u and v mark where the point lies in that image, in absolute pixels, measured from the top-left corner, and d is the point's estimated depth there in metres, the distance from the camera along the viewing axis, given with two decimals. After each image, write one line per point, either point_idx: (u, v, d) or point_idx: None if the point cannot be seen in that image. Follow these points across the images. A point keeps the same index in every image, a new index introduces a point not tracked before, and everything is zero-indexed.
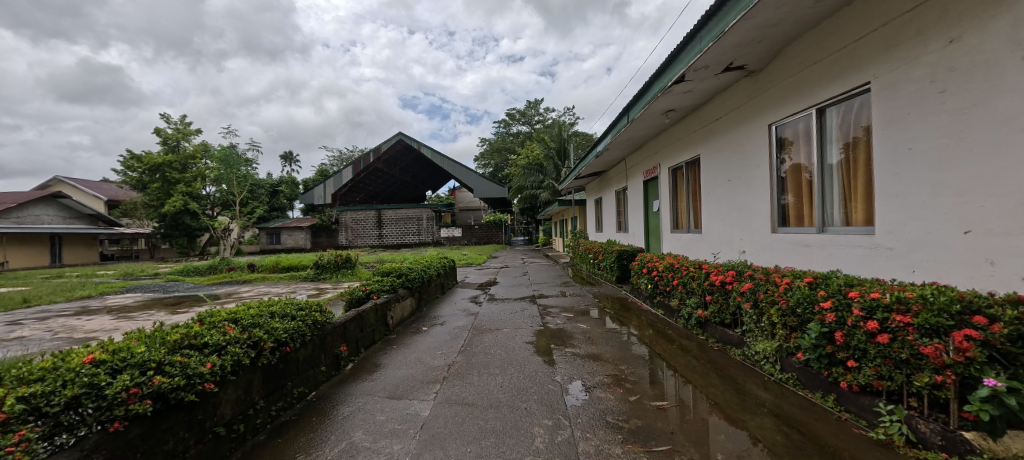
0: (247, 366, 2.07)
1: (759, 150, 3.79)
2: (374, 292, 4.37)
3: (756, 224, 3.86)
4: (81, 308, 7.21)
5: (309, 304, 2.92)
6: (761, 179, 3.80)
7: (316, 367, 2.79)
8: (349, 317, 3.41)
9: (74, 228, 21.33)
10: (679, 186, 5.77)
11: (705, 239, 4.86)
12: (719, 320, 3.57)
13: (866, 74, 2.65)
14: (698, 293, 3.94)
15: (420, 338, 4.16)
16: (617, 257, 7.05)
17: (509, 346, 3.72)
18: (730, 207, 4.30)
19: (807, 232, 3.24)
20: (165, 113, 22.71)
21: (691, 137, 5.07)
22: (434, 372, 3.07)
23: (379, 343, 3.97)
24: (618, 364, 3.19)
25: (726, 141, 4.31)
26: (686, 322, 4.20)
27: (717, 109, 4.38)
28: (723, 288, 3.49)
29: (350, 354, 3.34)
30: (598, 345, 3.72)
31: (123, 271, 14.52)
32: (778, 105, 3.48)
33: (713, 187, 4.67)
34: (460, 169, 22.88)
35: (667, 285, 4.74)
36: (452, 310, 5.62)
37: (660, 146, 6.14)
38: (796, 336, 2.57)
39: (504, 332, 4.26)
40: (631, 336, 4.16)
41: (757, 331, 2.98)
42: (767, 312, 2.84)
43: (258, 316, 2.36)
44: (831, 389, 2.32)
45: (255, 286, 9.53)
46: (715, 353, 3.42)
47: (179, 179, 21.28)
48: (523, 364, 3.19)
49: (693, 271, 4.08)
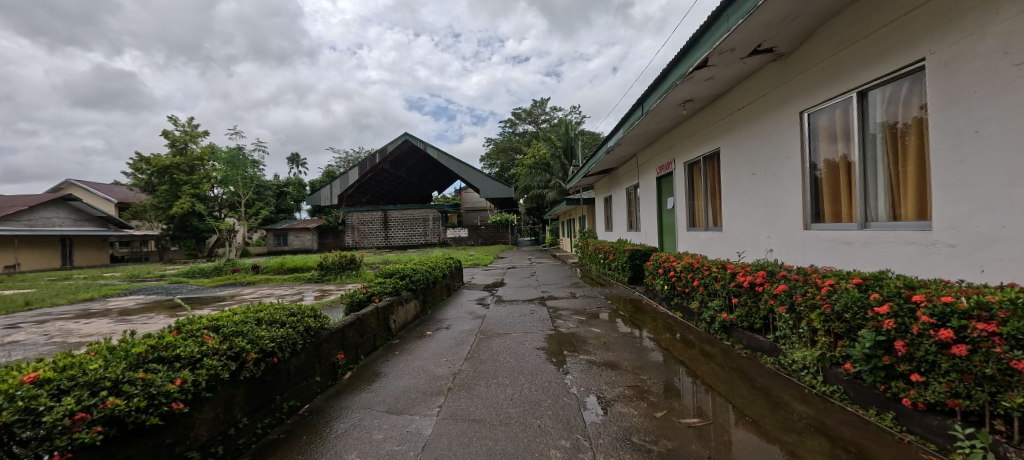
0: (226, 381, 1.84)
1: (790, 140, 3.50)
2: (375, 295, 4.15)
3: (786, 220, 3.56)
4: (81, 311, 7.09)
5: (303, 308, 2.69)
6: (792, 172, 3.50)
7: (310, 377, 2.56)
8: (348, 322, 3.19)
9: (84, 230, 21.54)
10: (697, 181, 5.48)
11: (726, 237, 4.57)
12: (747, 325, 3.27)
13: (920, 50, 2.36)
14: (722, 295, 3.65)
15: (424, 343, 3.92)
16: (629, 257, 6.78)
17: (519, 353, 3.46)
18: (755, 203, 4.01)
19: (847, 228, 2.94)
20: (173, 116, 22.87)
21: (711, 130, 4.78)
22: (438, 382, 2.83)
23: (381, 349, 3.74)
24: (637, 373, 2.91)
25: (751, 132, 4.01)
26: (708, 326, 3.91)
27: (740, 98, 4.09)
28: (751, 291, 3.20)
29: (347, 361, 3.11)
30: (614, 351, 3.45)
31: (130, 273, 14.56)
32: (812, 90, 3.19)
33: (736, 182, 4.37)
34: (466, 169, 22.69)
35: (686, 286, 4.45)
36: (457, 313, 5.39)
37: (676, 140, 5.85)
38: (843, 344, 2.28)
39: (513, 336, 4.01)
40: (648, 341, 3.89)
41: (795, 338, 2.69)
42: (807, 317, 2.56)
43: (242, 323, 2.14)
44: (889, 406, 2.03)
45: (258, 288, 9.40)
46: (742, 360, 3.13)
47: (187, 181, 21.36)
48: (534, 373, 2.94)
49: (715, 272, 3.79)
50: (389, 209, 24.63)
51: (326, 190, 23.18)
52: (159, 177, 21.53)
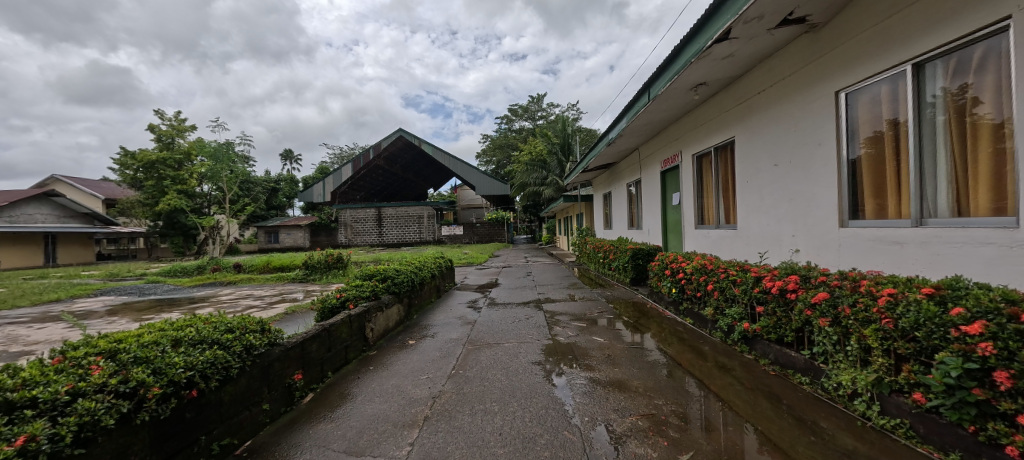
0: (113, 430, 1.37)
1: (822, 124, 3.05)
2: (350, 300, 3.68)
3: (817, 217, 3.12)
4: (40, 315, 6.55)
5: (246, 322, 2.21)
6: (825, 161, 3.05)
7: (255, 405, 2.10)
8: (310, 334, 2.71)
9: (68, 227, 20.84)
10: (706, 176, 5.04)
11: (742, 235, 4.14)
12: (775, 338, 2.82)
13: (1005, 6, 1.91)
14: (743, 302, 3.20)
15: (404, 355, 3.46)
16: (631, 256, 6.32)
17: (511, 369, 2.99)
18: (778, 198, 3.56)
19: (897, 225, 2.51)
20: (159, 110, 22.17)
21: (725, 117, 4.33)
22: (414, 408, 2.37)
23: (353, 363, 3.27)
24: (651, 396, 2.45)
25: (773, 118, 3.57)
26: (725, 335, 3.48)
27: (762, 79, 3.65)
28: (780, 298, 2.75)
29: (307, 381, 2.63)
30: (621, 367, 2.98)
31: (109, 272, 13.84)
32: (853, 65, 2.75)
33: (754, 173, 3.93)
34: (461, 165, 22.17)
35: (698, 290, 4.01)
36: (446, 318, 4.90)
37: (683, 131, 5.41)
38: (912, 369, 1.85)
39: (505, 347, 3.56)
40: (658, 352, 3.43)
41: (840, 356, 2.27)
42: (858, 333, 2.13)
43: (150, 346, 1.66)
44: (981, 452, 1.60)
45: (239, 289, 8.83)
46: (770, 378, 2.70)
47: (172, 177, 20.52)
48: (529, 396, 2.47)
49: (733, 275, 3.36)
50: (383, 206, 24.06)
51: (320, 186, 22.64)
52: (145, 172, 20.79)
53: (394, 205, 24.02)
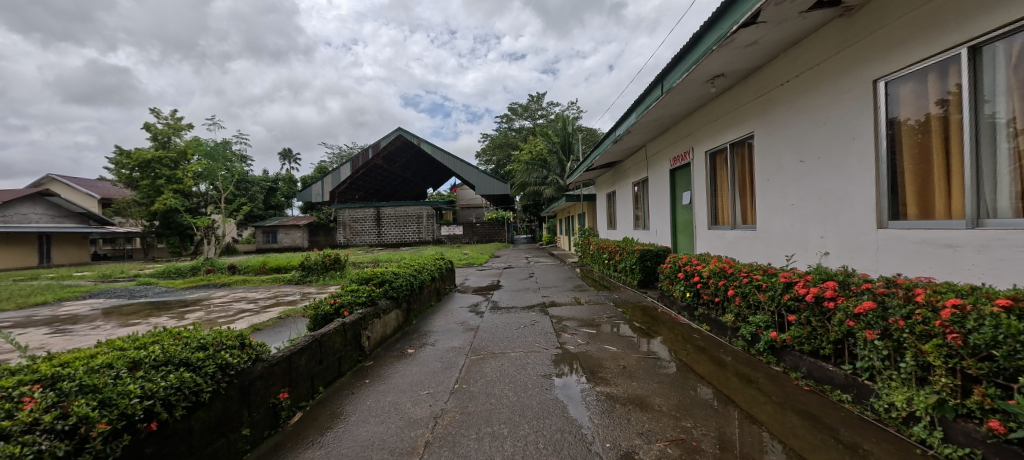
0: None
1: (857, 116, 2.80)
2: (344, 307, 3.43)
3: (850, 217, 2.88)
4: (23, 319, 6.27)
5: (224, 337, 1.96)
6: (859, 156, 2.80)
7: (233, 431, 1.85)
8: (298, 347, 2.47)
9: (62, 227, 20.53)
10: (720, 174, 4.81)
11: (763, 236, 3.89)
12: (808, 349, 2.58)
13: None
14: (769, 309, 2.96)
15: (403, 366, 3.21)
16: (639, 258, 6.08)
17: (519, 383, 2.74)
18: (804, 196, 3.32)
19: (949, 226, 2.27)
20: (155, 109, 21.85)
21: (744, 110, 4.10)
22: (414, 431, 2.12)
23: (348, 376, 3.02)
24: (677, 417, 2.21)
25: (799, 111, 3.33)
26: (748, 345, 3.23)
27: (787, 69, 3.41)
28: (816, 307, 2.50)
29: (295, 399, 2.37)
30: (639, 381, 2.74)
31: (103, 273, 13.52)
32: (894, 50, 2.51)
33: (776, 170, 3.69)
34: (461, 165, 21.90)
35: (717, 295, 3.77)
36: (446, 323, 4.65)
37: (694, 127, 5.16)
38: (988, 393, 1.62)
39: (512, 357, 3.31)
40: (676, 363, 3.19)
41: (892, 373, 2.03)
42: (914, 348, 1.89)
43: (101, 371, 1.41)
44: None
45: (233, 291, 8.57)
46: (805, 394, 2.45)
47: (168, 176, 20.21)
48: (541, 417, 2.23)
49: (759, 281, 3.11)
50: (382, 205, 23.78)
51: (318, 186, 22.37)
52: (141, 172, 20.48)
53: (393, 205, 23.75)
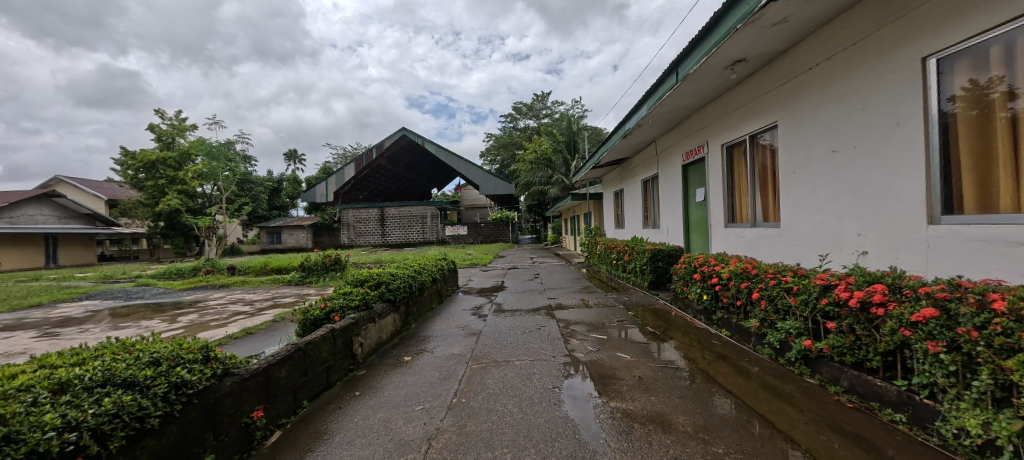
0: None
1: (902, 99, 2.50)
2: (336, 311, 3.18)
3: (894, 213, 2.57)
4: (12, 322, 6.09)
5: (185, 349, 1.71)
6: (904, 144, 2.50)
7: (195, 459, 1.60)
8: (279, 357, 2.22)
9: (68, 228, 20.60)
10: (738, 169, 4.51)
11: (788, 234, 3.59)
12: (850, 361, 2.28)
13: None
14: (802, 315, 2.66)
15: (398, 376, 2.95)
16: (650, 258, 5.77)
17: (525, 397, 2.46)
18: (839, 190, 3.01)
19: (1020, 221, 1.97)
20: (160, 110, 21.88)
21: (767, 99, 3.80)
22: (404, 456, 1.86)
23: (336, 387, 2.76)
24: (705, 441, 1.93)
25: (832, 96, 3.03)
26: (776, 353, 2.93)
27: (818, 51, 3.11)
28: (860, 314, 2.20)
29: (272, 416, 2.12)
30: (658, 395, 2.46)
31: (104, 273, 13.47)
32: (949, 22, 2.20)
33: (804, 162, 3.39)
34: (465, 164, 21.67)
35: (738, 298, 3.46)
36: (447, 328, 4.39)
37: (710, 119, 4.87)
38: None
39: (516, 366, 3.04)
40: (695, 372, 2.91)
41: (961, 392, 1.73)
42: (992, 365, 1.60)
43: (15, 399, 1.18)
44: None
45: (231, 292, 8.38)
46: (848, 412, 2.15)
47: (173, 177, 20.19)
48: (549, 439, 1.96)
49: (789, 283, 2.81)
50: (385, 205, 23.63)
51: (322, 186, 22.24)
52: (146, 173, 20.49)
53: (396, 205, 23.60)
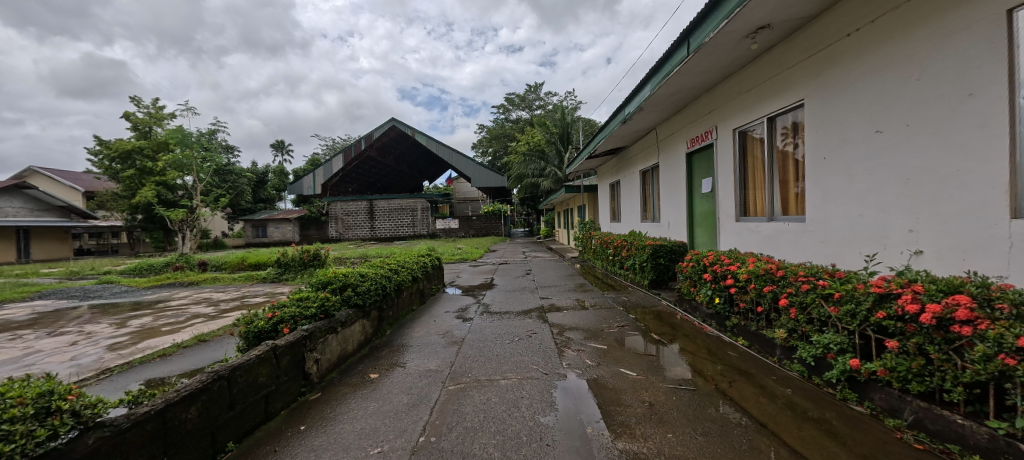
0: None
1: (977, 63, 2.01)
2: (285, 323, 2.65)
3: (963, 204, 2.10)
4: None
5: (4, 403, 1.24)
6: (979, 121, 2.02)
7: None
8: (186, 392, 1.70)
9: (41, 221, 19.61)
10: (753, 157, 4.03)
11: (817, 230, 3.12)
12: (918, 389, 1.81)
13: None
14: (846, 327, 2.19)
15: (359, 400, 2.44)
16: (651, 254, 5.29)
17: (510, 434, 1.97)
18: (886, 178, 2.54)
19: None
20: (136, 99, 20.83)
21: (792, 73, 3.31)
22: None
23: (279, 417, 2.24)
24: None
25: (877, 66, 2.55)
26: (811, 371, 2.47)
27: (862, 11, 2.62)
28: (935, 332, 1.74)
29: None
30: (674, 429, 1.99)
31: (73, 269, 12.69)
32: None
33: (838, 145, 2.91)
34: (456, 156, 20.98)
35: (760, 304, 3.00)
36: (426, 335, 3.87)
37: (721, 100, 4.39)
38: None
39: (501, 388, 2.55)
40: (711, 392, 2.44)
41: None
42: None
43: None
44: None
45: (200, 290, 7.76)
46: (916, 455, 1.69)
47: (149, 168, 19.19)
48: None
49: (827, 289, 2.34)
50: (374, 198, 22.90)
51: (308, 178, 21.40)
52: (122, 163, 19.52)
53: (385, 197, 22.89)
